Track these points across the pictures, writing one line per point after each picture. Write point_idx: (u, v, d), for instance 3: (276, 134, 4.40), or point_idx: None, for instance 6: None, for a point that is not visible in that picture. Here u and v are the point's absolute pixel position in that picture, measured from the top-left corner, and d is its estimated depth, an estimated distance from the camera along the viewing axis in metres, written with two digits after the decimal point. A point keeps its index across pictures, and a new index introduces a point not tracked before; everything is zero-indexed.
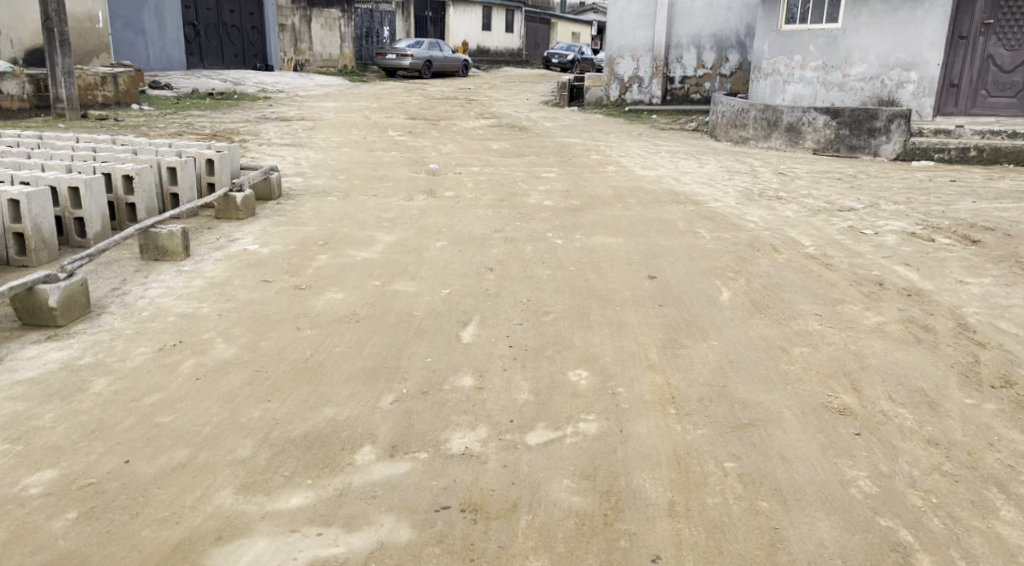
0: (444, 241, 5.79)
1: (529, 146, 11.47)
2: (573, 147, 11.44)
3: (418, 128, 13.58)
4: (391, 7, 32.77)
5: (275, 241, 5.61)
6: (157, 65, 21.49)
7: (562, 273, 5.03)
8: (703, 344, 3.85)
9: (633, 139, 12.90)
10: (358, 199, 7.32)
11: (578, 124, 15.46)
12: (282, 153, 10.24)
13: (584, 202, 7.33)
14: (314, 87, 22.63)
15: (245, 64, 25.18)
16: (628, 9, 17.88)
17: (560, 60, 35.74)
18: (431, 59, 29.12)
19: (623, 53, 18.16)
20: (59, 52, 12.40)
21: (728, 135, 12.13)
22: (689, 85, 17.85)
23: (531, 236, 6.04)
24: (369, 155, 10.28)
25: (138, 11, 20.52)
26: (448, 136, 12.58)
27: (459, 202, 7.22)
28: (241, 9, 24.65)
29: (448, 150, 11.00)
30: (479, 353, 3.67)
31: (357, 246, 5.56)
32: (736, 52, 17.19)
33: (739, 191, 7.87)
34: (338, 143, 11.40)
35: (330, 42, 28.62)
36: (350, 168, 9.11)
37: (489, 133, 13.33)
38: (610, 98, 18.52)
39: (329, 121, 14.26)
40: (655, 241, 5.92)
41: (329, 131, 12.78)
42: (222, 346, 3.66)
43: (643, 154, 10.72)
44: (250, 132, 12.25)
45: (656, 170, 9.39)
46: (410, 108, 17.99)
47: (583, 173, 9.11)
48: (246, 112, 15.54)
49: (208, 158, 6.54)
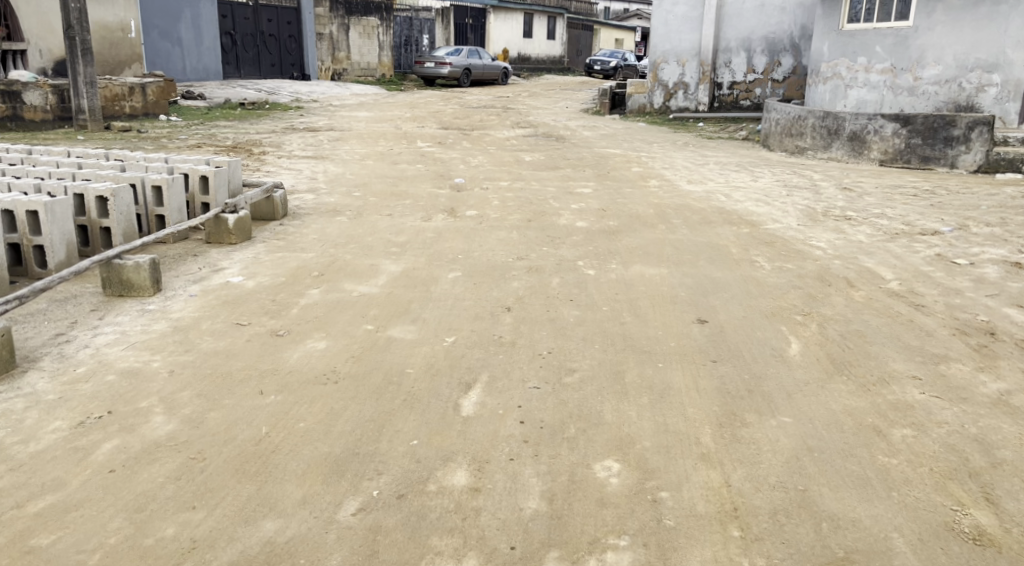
0: (458, 271, 5.04)
1: (565, 158, 10.67)
2: (613, 159, 10.59)
3: (450, 139, 12.87)
4: (431, 15, 32.29)
5: (264, 271, 4.91)
6: (193, 75, 21.21)
7: (593, 315, 4.20)
8: (773, 422, 2.99)
9: (678, 149, 12.01)
10: (371, 220, 6.61)
11: (620, 133, 14.61)
12: (301, 166, 9.60)
13: (622, 223, 6.50)
14: (349, 97, 22.17)
15: (282, 73, 24.83)
16: (673, 11, 16.95)
17: (602, 68, 34.95)
18: (470, 67, 28.54)
19: (668, 58, 17.24)
20: (82, 62, 11.95)
21: (783, 144, 11.15)
22: (738, 91, 16.84)
23: (559, 265, 5.22)
24: (393, 168, 9.61)
25: (174, 21, 20.27)
26: (480, 147, 11.86)
27: (482, 224, 6.46)
28: (278, 18, 24.35)
29: (478, 162, 10.27)
30: (481, 433, 2.86)
31: (356, 278, 4.82)
32: (789, 55, 16.14)
33: (800, 209, 6.94)
34: (363, 155, 10.74)
35: (368, 51, 28.15)
36: (370, 183, 8.43)
37: (525, 143, 12.58)
38: (654, 105, 17.62)
39: (357, 131, 13.66)
40: (705, 272, 5.04)
41: (355, 142, 12.15)
42: (159, 416, 2.92)
43: (689, 166, 9.82)
44: (273, 143, 11.66)
45: (704, 185, 8.51)
46: (445, 117, 17.31)
47: (623, 189, 8.28)
48: (274, 122, 15.04)
49: (202, 175, 5.90)
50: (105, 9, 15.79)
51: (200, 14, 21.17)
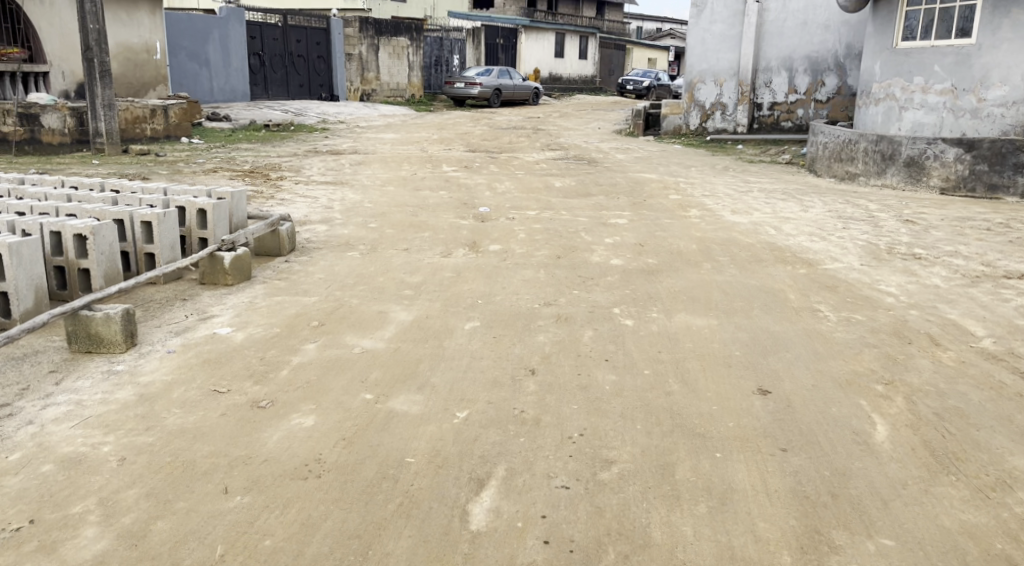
0: (477, 320, 4.44)
1: (597, 184, 10.07)
2: (648, 184, 9.96)
3: (476, 163, 12.34)
4: (461, 36, 31.94)
5: (258, 320, 4.35)
6: (221, 96, 21.04)
7: (633, 381, 3.56)
8: (870, 546, 2.34)
9: (718, 174, 11.34)
10: (385, 256, 6.06)
11: (655, 155, 13.98)
12: (318, 192, 9.11)
13: (662, 261, 5.86)
14: (377, 118, 21.86)
15: (311, 94, 24.60)
16: (711, 30, 16.39)
17: (634, 88, 34.41)
18: (500, 87, 28.10)
19: (704, 77, 16.62)
20: (100, 84, 11.67)
21: (832, 169, 10.45)
22: (779, 112, 16.12)
23: (592, 314, 4.60)
24: (415, 195, 9.10)
25: (202, 42, 20.16)
26: (508, 171, 11.32)
27: (506, 261, 5.87)
28: (308, 39, 24.18)
29: (505, 188, 9.71)
30: (495, 559, 2.25)
31: (361, 328, 4.25)
32: (833, 75, 15.36)
33: (861, 245, 6.25)
34: (384, 180, 10.26)
35: (398, 71, 27.82)
36: (388, 212, 7.90)
37: (555, 167, 12.03)
38: (690, 126, 16.97)
39: (381, 155, 13.21)
40: (760, 325, 4.37)
41: (378, 166, 11.68)
42: (92, 530, 2.33)
43: (731, 193, 9.15)
44: (293, 168, 11.23)
45: (749, 215, 7.85)
46: (473, 139, 16.84)
47: (660, 220, 7.65)
48: (298, 144, 14.66)
49: (200, 209, 5.41)
50: (130, 31, 15.61)
51: (228, 36, 21.04)
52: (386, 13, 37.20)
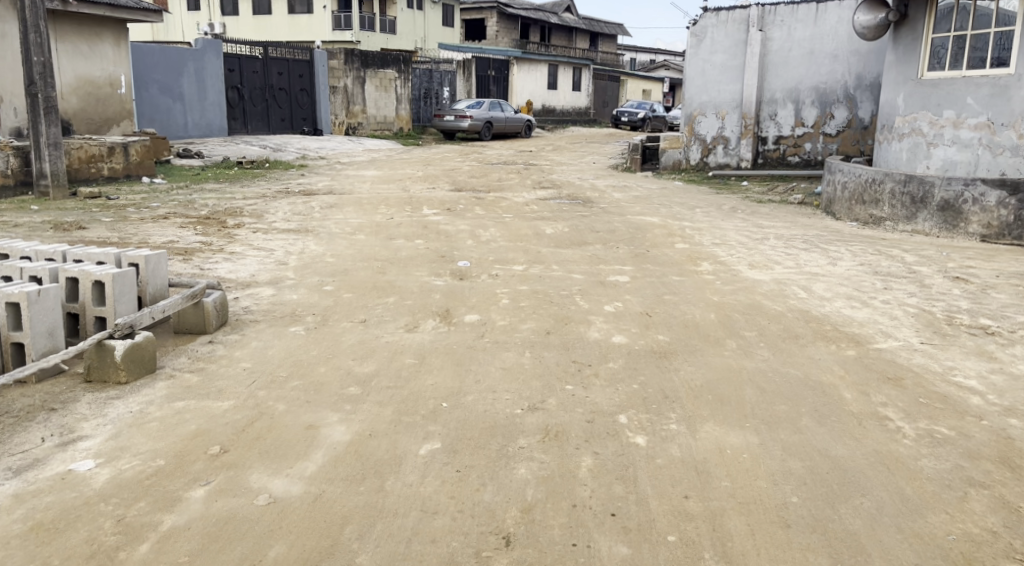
0: (436, 439, 3.32)
1: (592, 229, 9.03)
2: (650, 230, 8.91)
3: (460, 204, 11.30)
4: (452, 68, 31.12)
5: (139, 442, 3.23)
6: (197, 131, 20.11)
7: (652, 559, 2.45)
8: None
9: (725, 216, 10.34)
10: (336, 333, 4.95)
11: (654, 194, 12.99)
12: (276, 243, 8.03)
13: (674, 338, 4.76)
14: (361, 153, 20.92)
15: (294, 128, 23.69)
16: (711, 60, 15.59)
17: (629, 120, 33.70)
18: (491, 120, 27.24)
19: (705, 110, 15.76)
20: (45, 121, 10.68)
21: (853, 213, 9.44)
22: (785, 146, 15.19)
23: (592, 425, 3.49)
24: (387, 246, 8.04)
25: (176, 76, 19.29)
26: (495, 215, 10.30)
27: (481, 340, 4.75)
28: (290, 71, 23.33)
29: (490, 236, 8.66)
30: None
31: (278, 457, 3.14)
32: (843, 107, 14.47)
33: (914, 314, 5.17)
34: (355, 227, 9.20)
35: (386, 104, 26.95)
36: (351, 269, 6.81)
37: (547, 209, 11.02)
38: (690, 161, 16.12)
39: (358, 195, 12.19)
40: (815, 444, 3.27)
41: (351, 209, 10.64)
42: None
43: (743, 242, 8.11)
44: (257, 212, 10.18)
45: (770, 270, 6.79)
46: (460, 176, 15.86)
47: (667, 277, 6.58)
48: (269, 183, 13.64)
49: (97, 280, 4.38)
50: (92, 64, 14.67)
51: (204, 69, 20.18)
52: (375, 46, 36.56)
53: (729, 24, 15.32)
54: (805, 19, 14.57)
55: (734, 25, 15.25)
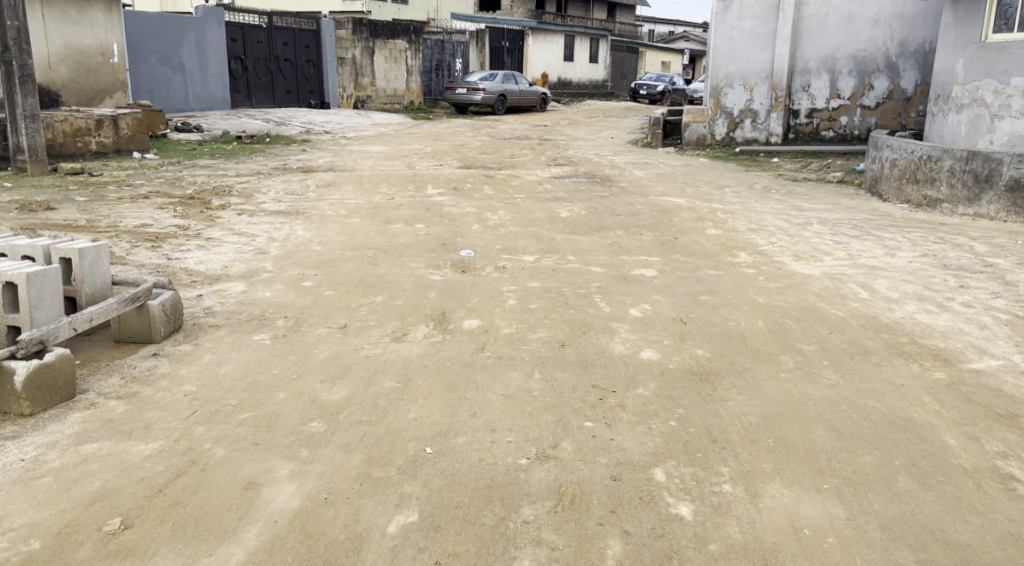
0: (413, 509, 2.50)
1: (613, 212, 8.15)
2: (677, 213, 8.01)
3: (468, 183, 10.44)
4: (465, 38, 30.03)
5: (14, 510, 2.42)
6: (198, 104, 19.28)
7: None
8: None
9: (758, 197, 9.41)
10: (308, 343, 4.13)
11: (678, 171, 12.04)
12: (260, 227, 7.21)
13: (716, 354, 3.90)
14: (368, 127, 20.03)
15: (299, 101, 22.80)
16: (739, 27, 14.44)
17: (648, 93, 32.60)
18: (505, 93, 26.20)
19: (732, 80, 14.66)
20: (20, 91, 9.83)
21: (903, 193, 8.49)
22: (819, 119, 14.14)
23: (620, 487, 2.65)
24: (383, 231, 7.20)
25: (174, 45, 18.40)
26: (506, 195, 9.43)
27: (482, 354, 3.91)
28: (295, 42, 22.40)
29: (499, 220, 7.80)
30: None
31: (198, 538, 2.32)
32: (883, 77, 13.42)
33: (1008, 321, 4.29)
34: (351, 208, 8.36)
35: (396, 76, 25.98)
36: (339, 260, 5.98)
37: (563, 189, 10.12)
38: (715, 136, 15.00)
39: (359, 173, 11.34)
40: (924, 525, 2.42)
41: (350, 188, 9.80)
42: None
43: (783, 229, 7.21)
44: (247, 191, 9.36)
45: (819, 262, 5.90)
46: (470, 152, 14.97)
47: (701, 272, 5.70)
48: (267, 159, 12.81)
49: (9, 281, 3.55)
50: (81, 31, 13.80)
51: (205, 39, 19.30)
52: (386, 16, 35.49)
53: None
54: None
55: None
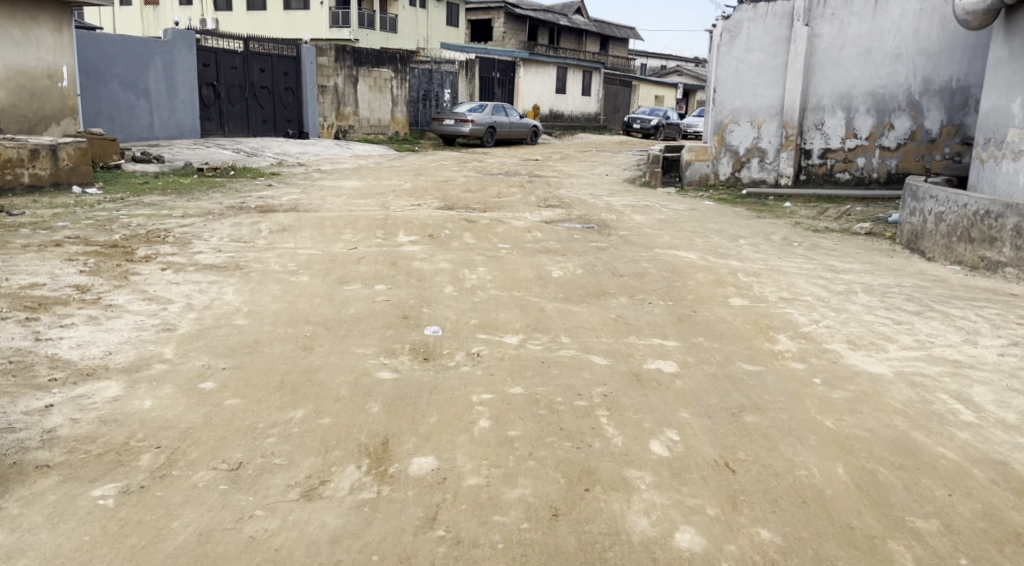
0: None
1: (613, 271, 6.84)
2: (690, 274, 6.71)
3: (446, 228, 9.13)
4: (453, 68, 28.97)
5: None
6: (164, 133, 17.97)
7: None
8: None
9: (781, 252, 8.18)
10: (171, 504, 2.74)
11: (683, 217, 10.81)
12: (181, 289, 5.85)
13: (790, 538, 2.57)
14: (347, 159, 18.78)
15: (276, 130, 21.57)
16: (746, 59, 13.38)
17: (641, 127, 31.66)
18: (494, 124, 25.12)
19: (738, 116, 13.56)
20: None
21: (953, 253, 7.29)
22: (833, 160, 12.99)
23: None
24: (333, 296, 5.85)
25: (139, 69, 17.17)
26: (487, 246, 8.12)
27: (430, 536, 2.55)
28: (273, 68, 21.20)
29: (477, 280, 6.48)
30: None
31: None
32: (905, 116, 12.29)
33: None
34: (302, 262, 7.01)
35: (380, 106, 24.86)
36: (266, 343, 4.61)
37: (554, 238, 8.83)
38: (719, 176, 13.91)
39: (325, 214, 10.04)
40: None
41: (308, 235, 8.47)
42: None
43: (823, 299, 5.91)
44: (185, 237, 8.00)
45: (885, 353, 4.61)
46: (453, 190, 13.70)
47: (735, 368, 4.36)
48: (224, 196, 11.47)
49: None
50: (26, 52, 12.53)
51: (173, 63, 18.06)
52: (374, 43, 34.59)
53: (768, 17, 13.11)
54: (862, 12, 12.38)
55: (775, 19, 13.03)
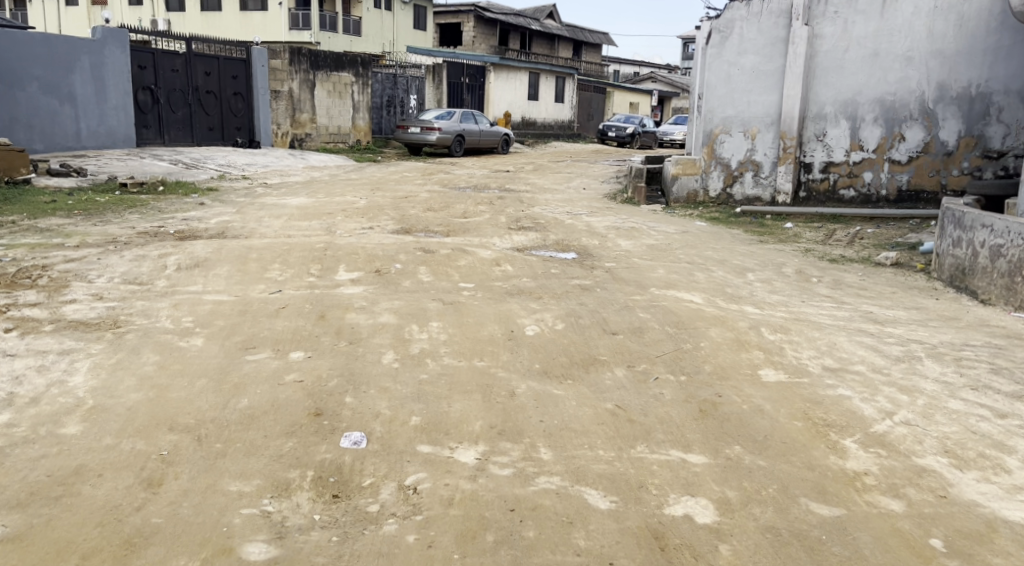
0: None
1: (602, 328, 5.36)
2: (699, 330, 5.26)
3: (397, 260, 7.61)
4: (420, 73, 27.43)
5: None
6: (92, 142, 16.22)
7: None
8: None
9: (801, 291, 6.80)
10: None
11: (676, 243, 9.44)
12: (12, 365, 4.23)
13: None
14: (300, 171, 17.18)
15: (223, 139, 19.87)
16: (738, 63, 12.03)
17: (617, 135, 30.44)
18: (463, 133, 23.65)
19: (730, 126, 12.19)
20: None
21: (1016, 297, 5.94)
22: (836, 175, 11.71)
23: None
24: (225, 374, 4.28)
25: (63, 71, 15.40)
26: (445, 290, 6.61)
27: None
28: (219, 71, 19.51)
29: (426, 343, 4.95)
30: None
31: None
32: (918, 126, 11.04)
33: None
34: (201, 316, 5.43)
35: (340, 112, 23.27)
36: (93, 475, 3.05)
37: (526, 274, 7.35)
38: (709, 192, 12.54)
39: (255, 242, 8.46)
40: None
41: (225, 272, 6.90)
42: None
43: (882, 371, 4.47)
44: (64, 278, 6.37)
45: (1011, 476, 3.18)
46: (413, 208, 12.18)
47: (801, 513, 2.89)
48: (140, 219, 9.81)
49: None
50: None
51: (103, 65, 16.34)
52: (336, 47, 33.00)
53: (763, 16, 11.77)
54: (868, 10, 11.12)
55: (771, 18, 11.69)
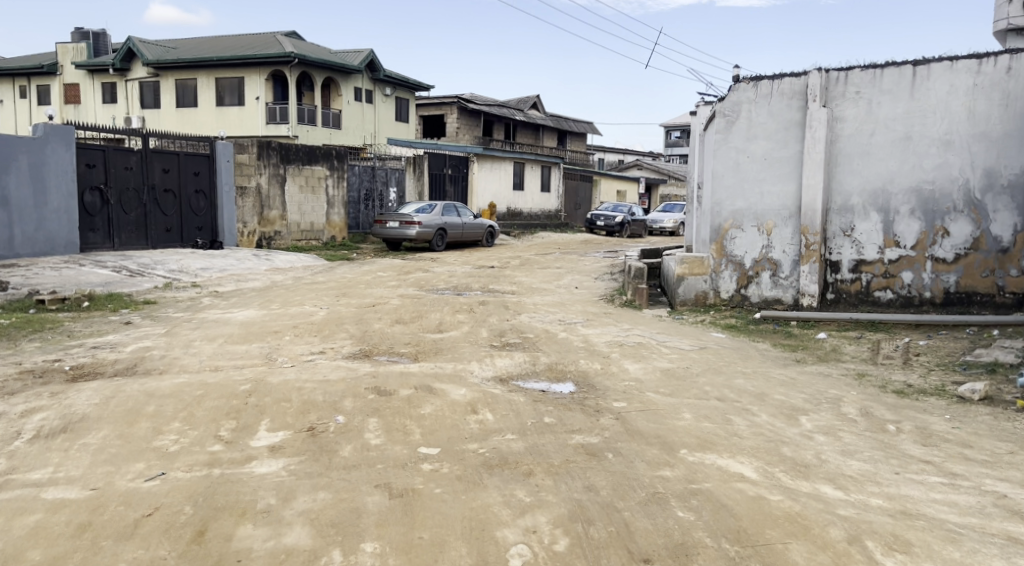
0: None
1: (626, 549, 3.52)
2: (777, 555, 3.45)
3: (341, 409, 5.79)
4: (399, 164, 26.25)
5: None
6: (27, 249, 14.53)
7: None
8: None
9: (886, 451, 5.00)
10: None
11: (696, 366, 7.69)
12: None
13: None
14: (261, 274, 15.51)
15: (182, 240, 18.27)
16: (747, 149, 10.60)
17: (606, 223, 29.11)
18: (445, 226, 22.20)
19: (741, 220, 10.67)
20: None
21: None
22: (870, 275, 10.11)
23: None
24: None
25: None
26: (396, 463, 4.74)
27: None
28: (180, 168, 18.08)
29: None
30: None
31: None
32: (964, 219, 9.54)
33: None
34: (12, 542, 3.56)
35: (312, 208, 21.83)
36: None
37: (510, 428, 5.51)
38: (720, 294, 10.89)
39: (165, 382, 6.62)
40: None
41: (99, 441, 5.05)
42: None
43: None
44: None
45: None
46: (379, 320, 10.43)
47: None
48: (36, 350, 7.96)
49: None
50: None
51: (44, 164, 14.81)
52: (315, 140, 32.09)
53: (773, 97, 10.40)
54: (895, 90, 9.79)
55: (783, 99, 10.33)
